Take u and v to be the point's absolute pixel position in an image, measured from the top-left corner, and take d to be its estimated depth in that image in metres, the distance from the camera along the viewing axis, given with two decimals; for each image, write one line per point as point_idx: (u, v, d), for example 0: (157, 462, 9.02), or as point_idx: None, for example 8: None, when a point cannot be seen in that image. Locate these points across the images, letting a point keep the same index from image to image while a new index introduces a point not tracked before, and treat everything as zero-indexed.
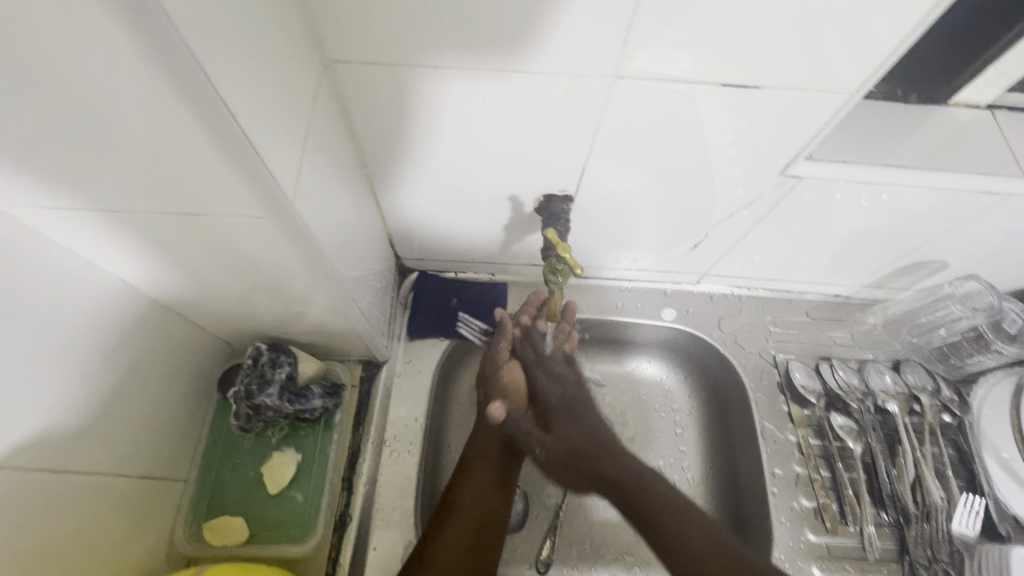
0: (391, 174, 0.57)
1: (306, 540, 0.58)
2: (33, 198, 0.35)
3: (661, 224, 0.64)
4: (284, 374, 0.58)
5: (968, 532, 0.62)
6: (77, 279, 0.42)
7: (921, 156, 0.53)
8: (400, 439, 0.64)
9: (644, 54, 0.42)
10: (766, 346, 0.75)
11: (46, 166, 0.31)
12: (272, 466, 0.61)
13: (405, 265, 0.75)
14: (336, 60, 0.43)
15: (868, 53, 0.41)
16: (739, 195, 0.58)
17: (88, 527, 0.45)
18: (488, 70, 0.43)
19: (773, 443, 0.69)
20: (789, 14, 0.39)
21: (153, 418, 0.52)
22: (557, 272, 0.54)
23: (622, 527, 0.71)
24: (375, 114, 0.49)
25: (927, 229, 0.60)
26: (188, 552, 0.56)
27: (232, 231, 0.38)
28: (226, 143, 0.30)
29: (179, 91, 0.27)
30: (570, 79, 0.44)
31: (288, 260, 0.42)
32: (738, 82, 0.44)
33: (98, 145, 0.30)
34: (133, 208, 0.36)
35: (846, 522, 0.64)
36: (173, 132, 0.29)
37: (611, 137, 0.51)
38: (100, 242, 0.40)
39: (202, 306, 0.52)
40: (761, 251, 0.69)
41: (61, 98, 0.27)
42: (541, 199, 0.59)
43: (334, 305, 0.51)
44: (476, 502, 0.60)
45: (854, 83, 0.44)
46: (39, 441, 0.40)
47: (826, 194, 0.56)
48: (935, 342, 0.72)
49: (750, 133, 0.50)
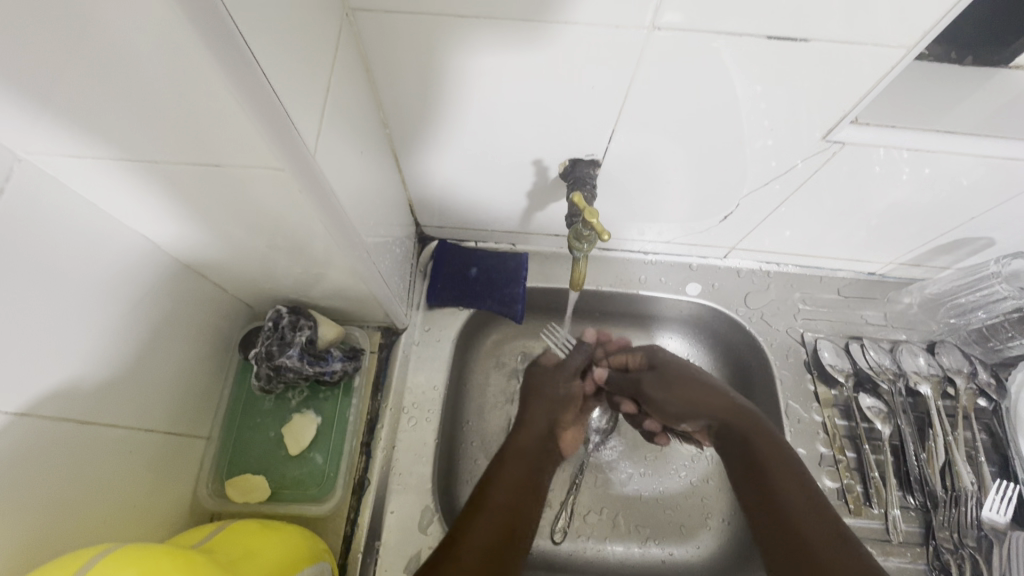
0: (413, 135, 0.55)
1: (324, 501, 0.59)
2: (53, 144, 0.34)
3: (690, 193, 0.62)
4: (304, 337, 0.58)
5: (998, 518, 0.60)
6: (98, 230, 0.42)
7: (976, 122, 0.50)
8: (419, 406, 0.65)
9: (685, 5, 0.39)
10: (794, 323, 0.73)
11: (64, 104, 0.30)
12: (292, 428, 0.61)
13: (425, 233, 0.74)
14: (360, 9, 0.41)
15: (932, 4, 0.38)
16: (773, 164, 0.55)
17: (113, 482, 0.45)
18: (516, 21, 0.41)
19: (797, 422, 0.67)
20: None
21: (175, 375, 0.52)
22: (583, 240, 0.52)
23: (639, 501, 0.71)
24: (397, 69, 0.47)
25: (974, 203, 0.57)
26: (211, 508, 0.57)
27: (250, 183, 0.37)
28: (244, 86, 0.29)
29: (195, 25, 0.25)
30: (602, 31, 0.42)
31: (309, 218, 0.41)
32: (784, 36, 0.41)
33: (114, 84, 0.29)
34: (150, 155, 0.35)
35: (870, 504, 0.63)
36: (185, 72, 0.27)
37: (643, 99, 0.48)
38: (120, 194, 0.40)
39: (223, 266, 0.51)
40: (793, 225, 0.66)
41: (73, 29, 0.26)
42: (566, 163, 0.57)
43: (354, 268, 0.51)
44: (502, 500, 0.57)
45: (910, 38, 0.40)
46: (64, 393, 0.40)
47: (866, 164, 0.53)
48: (974, 323, 0.70)
49: (790, 95, 0.47)
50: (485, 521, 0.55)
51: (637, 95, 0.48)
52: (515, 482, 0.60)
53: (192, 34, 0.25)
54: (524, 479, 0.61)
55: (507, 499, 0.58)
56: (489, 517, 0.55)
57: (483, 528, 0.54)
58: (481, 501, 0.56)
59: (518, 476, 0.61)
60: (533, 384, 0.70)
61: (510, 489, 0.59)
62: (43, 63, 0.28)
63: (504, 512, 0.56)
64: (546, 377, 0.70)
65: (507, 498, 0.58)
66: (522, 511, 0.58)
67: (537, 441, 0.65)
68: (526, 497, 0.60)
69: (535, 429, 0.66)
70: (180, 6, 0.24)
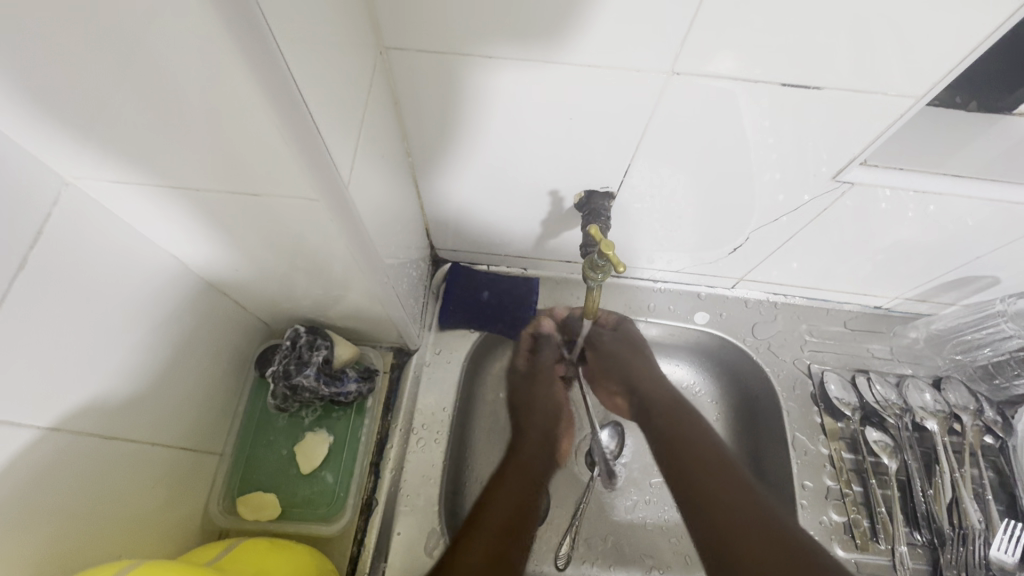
0: (434, 163, 0.57)
1: (333, 522, 0.59)
2: (101, 171, 0.36)
3: (700, 226, 0.63)
4: (321, 356, 0.59)
5: (1006, 558, 0.61)
6: (134, 250, 0.43)
7: (978, 167, 0.51)
8: (428, 427, 0.66)
9: (703, 53, 0.41)
10: (801, 355, 0.73)
11: (118, 136, 0.32)
12: (304, 446, 0.62)
13: (439, 255, 0.75)
14: (394, 48, 0.43)
15: (939, 59, 0.40)
16: (781, 201, 0.57)
17: (131, 495, 0.46)
18: (539, 62, 0.43)
19: (804, 454, 0.67)
20: (835, 19, 0.38)
21: (194, 391, 0.53)
22: (597, 270, 0.54)
23: (644, 528, 0.71)
24: (423, 102, 0.49)
25: (977, 244, 0.58)
26: (221, 524, 0.58)
27: (284, 210, 0.39)
28: (291, 123, 0.30)
29: (252, 67, 0.27)
30: (622, 73, 0.44)
31: (335, 243, 0.43)
32: (797, 83, 0.43)
33: (167, 119, 0.31)
34: (192, 184, 0.37)
35: (877, 539, 0.62)
36: (238, 109, 0.29)
37: (659, 136, 0.50)
38: (156, 217, 0.41)
39: (246, 286, 0.53)
40: (800, 259, 0.67)
41: (137, 69, 0.27)
42: (582, 195, 0.59)
43: (372, 290, 0.52)
44: (500, 515, 0.64)
45: (917, 89, 0.42)
46: (91, 409, 0.41)
47: (872, 203, 0.55)
48: (980, 360, 0.71)
49: (797, 139, 0.49)
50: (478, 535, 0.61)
51: (654, 133, 0.50)
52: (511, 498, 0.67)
53: (249, 74, 0.27)
54: (521, 492, 0.68)
55: (505, 517, 0.64)
56: (483, 538, 0.60)
57: (475, 544, 0.59)
58: (479, 521, 0.63)
59: (516, 490, 0.68)
60: (517, 399, 0.76)
61: (507, 503, 0.66)
62: (105, 99, 0.29)
63: (500, 523, 0.63)
64: (522, 387, 0.77)
65: (502, 513, 0.64)
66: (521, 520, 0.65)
67: (535, 458, 0.72)
68: (524, 514, 0.66)
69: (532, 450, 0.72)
70: (242, 50, 0.26)
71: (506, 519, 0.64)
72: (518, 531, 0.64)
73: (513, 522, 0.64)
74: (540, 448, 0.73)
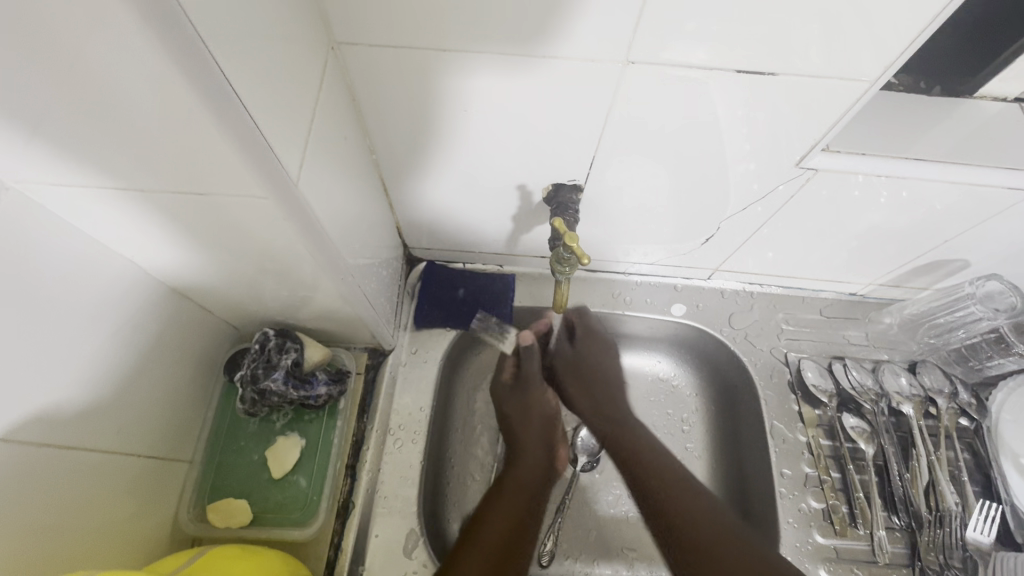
0: (400, 162, 0.57)
1: (307, 526, 0.58)
2: (42, 174, 0.35)
3: (672, 217, 0.63)
4: (290, 360, 0.59)
5: (982, 539, 0.61)
6: (82, 257, 0.42)
7: (945, 151, 0.51)
8: (406, 428, 0.65)
9: (658, 41, 0.41)
10: (777, 344, 0.73)
11: (53, 137, 0.31)
12: (276, 450, 0.61)
13: (413, 254, 0.74)
14: (346, 43, 0.43)
15: (894, 40, 0.39)
16: (752, 190, 0.57)
17: (94, 508, 0.45)
18: (497, 54, 0.43)
19: (782, 442, 0.67)
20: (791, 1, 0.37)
21: (159, 398, 0.52)
22: (564, 263, 0.53)
23: (629, 522, 0.71)
24: (383, 99, 0.48)
25: (946, 227, 0.59)
26: (191, 533, 0.56)
27: (236, 210, 0.38)
28: (231, 120, 0.30)
29: (180, 61, 0.26)
30: (582, 64, 0.43)
31: (294, 244, 0.42)
32: (754, 69, 0.43)
33: (100, 117, 0.30)
34: (139, 185, 0.36)
35: (855, 525, 0.63)
36: (174, 106, 0.29)
37: (621, 128, 0.50)
38: (106, 220, 0.40)
39: (210, 290, 0.52)
40: (774, 248, 0.67)
41: (58, 66, 0.27)
42: (549, 188, 0.58)
43: (340, 290, 0.51)
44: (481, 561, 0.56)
45: (874, 71, 0.42)
46: (44, 419, 0.40)
47: (842, 188, 0.55)
48: (953, 343, 0.70)
49: (763, 127, 0.49)
50: (476, 551, 0.57)
51: (616, 123, 0.50)
52: (510, 515, 0.62)
53: (179, 76, 0.27)
54: (523, 517, 0.63)
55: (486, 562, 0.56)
56: (474, 550, 0.57)
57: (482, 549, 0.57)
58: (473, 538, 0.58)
59: (512, 512, 0.62)
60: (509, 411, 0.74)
61: (503, 521, 0.61)
62: (37, 100, 0.29)
63: (497, 542, 0.59)
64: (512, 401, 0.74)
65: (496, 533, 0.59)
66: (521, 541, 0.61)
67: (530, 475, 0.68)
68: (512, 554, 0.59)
69: (529, 460, 0.69)
70: (165, 44, 0.25)
71: (505, 535, 0.60)
72: (513, 555, 0.59)
73: (509, 538, 0.60)
74: (540, 459, 0.70)
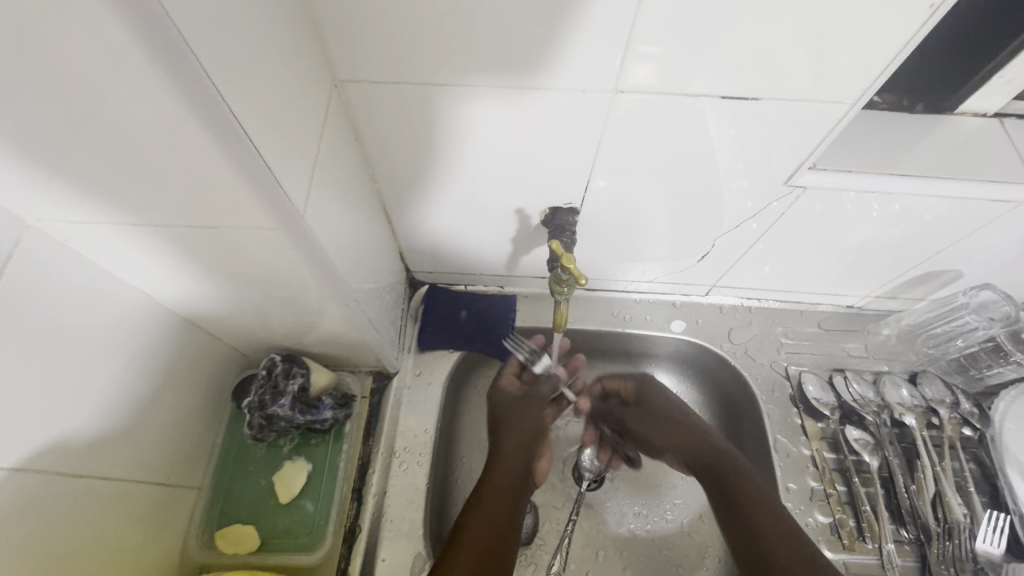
0: (401, 190, 0.59)
1: (315, 550, 0.59)
2: (63, 212, 0.37)
3: (669, 234, 0.64)
4: (297, 385, 0.60)
5: (993, 550, 0.61)
6: (96, 290, 0.43)
7: (930, 166, 0.53)
8: (410, 449, 0.65)
9: (645, 72, 0.43)
10: (778, 357, 0.74)
11: (75, 178, 0.33)
12: (283, 475, 0.62)
13: (415, 278, 0.76)
14: (349, 80, 0.45)
15: (872, 63, 0.41)
16: (746, 207, 0.58)
17: (104, 536, 0.46)
18: (495, 87, 0.45)
19: (786, 456, 0.68)
20: (770, 33, 0.40)
21: (170, 426, 0.54)
22: (563, 284, 0.54)
23: (636, 541, 0.70)
24: (384, 131, 0.50)
25: (938, 240, 0.60)
26: (200, 560, 0.57)
27: (244, 241, 0.39)
28: (239, 157, 0.32)
29: (192, 106, 0.28)
30: (573, 94, 0.45)
31: (301, 272, 0.44)
32: (739, 95, 0.45)
33: (117, 157, 0.32)
34: (150, 219, 0.37)
35: (864, 539, 0.62)
36: (184, 145, 0.30)
37: (615, 151, 0.52)
38: (118, 254, 0.42)
39: (219, 318, 0.54)
40: (770, 263, 0.68)
41: (81, 113, 0.28)
42: (546, 212, 0.60)
43: (345, 316, 0.53)
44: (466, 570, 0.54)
45: (856, 91, 0.44)
46: (59, 449, 0.41)
47: (835, 204, 0.56)
48: (952, 353, 0.71)
49: (757, 146, 0.50)
50: (462, 553, 0.55)
51: (608, 147, 0.51)
52: (491, 519, 0.59)
53: (191, 117, 0.29)
54: (501, 515, 0.60)
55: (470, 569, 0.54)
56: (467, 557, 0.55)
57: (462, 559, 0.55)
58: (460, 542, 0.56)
59: (496, 515, 0.60)
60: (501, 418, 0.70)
61: (488, 529, 0.58)
62: (62, 146, 0.31)
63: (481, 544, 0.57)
64: (507, 407, 0.72)
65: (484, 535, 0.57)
66: (505, 538, 0.59)
67: (512, 476, 0.65)
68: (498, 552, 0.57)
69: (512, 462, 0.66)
70: (181, 92, 0.28)
71: (489, 535, 0.58)
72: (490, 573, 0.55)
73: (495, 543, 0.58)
74: (518, 463, 0.66)
